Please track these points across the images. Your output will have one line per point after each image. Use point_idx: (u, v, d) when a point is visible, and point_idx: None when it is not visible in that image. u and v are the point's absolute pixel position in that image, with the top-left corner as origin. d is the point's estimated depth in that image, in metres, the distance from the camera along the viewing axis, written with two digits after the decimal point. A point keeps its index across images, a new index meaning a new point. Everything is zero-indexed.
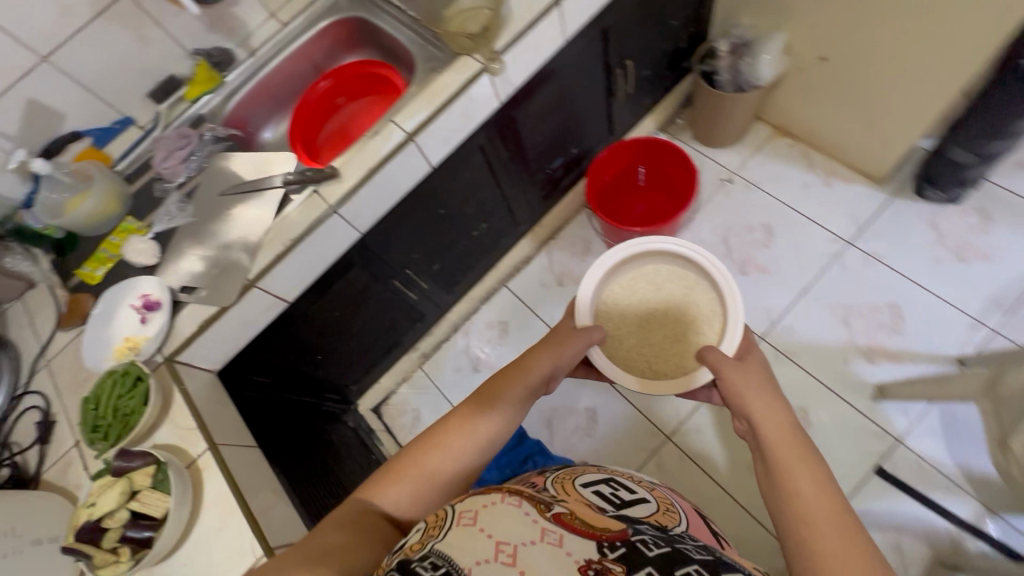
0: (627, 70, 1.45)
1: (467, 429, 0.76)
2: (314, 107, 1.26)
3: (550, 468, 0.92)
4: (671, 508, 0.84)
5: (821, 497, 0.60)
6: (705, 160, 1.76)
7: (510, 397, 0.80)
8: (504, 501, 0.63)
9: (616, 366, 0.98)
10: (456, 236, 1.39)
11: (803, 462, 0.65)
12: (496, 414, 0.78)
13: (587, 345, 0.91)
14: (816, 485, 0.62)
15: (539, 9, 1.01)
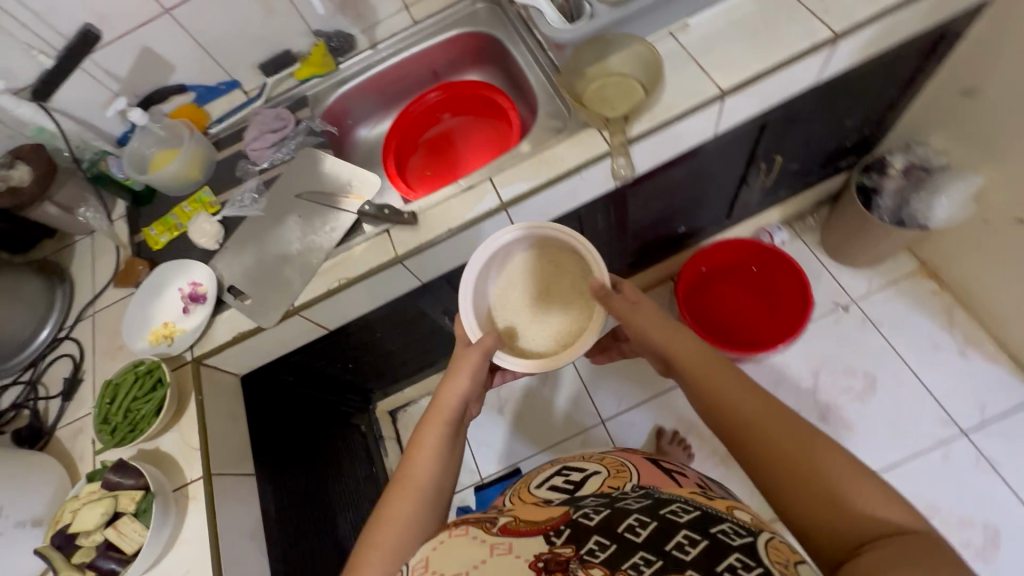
0: (771, 163, 1.24)
1: (410, 490, 0.74)
2: (419, 116, 1.16)
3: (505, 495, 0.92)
4: (621, 467, 0.86)
5: (756, 415, 0.62)
6: (823, 274, 1.53)
7: (432, 438, 0.80)
8: (454, 535, 0.62)
9: (530, 358, 0.86)
10: None
11: (741, 388, 0.65)
12: (427, 455, 0.78)
13: (485, 355, 0.81)
14: (749, 399, 0.64)
15: (697, 102, 0.85)
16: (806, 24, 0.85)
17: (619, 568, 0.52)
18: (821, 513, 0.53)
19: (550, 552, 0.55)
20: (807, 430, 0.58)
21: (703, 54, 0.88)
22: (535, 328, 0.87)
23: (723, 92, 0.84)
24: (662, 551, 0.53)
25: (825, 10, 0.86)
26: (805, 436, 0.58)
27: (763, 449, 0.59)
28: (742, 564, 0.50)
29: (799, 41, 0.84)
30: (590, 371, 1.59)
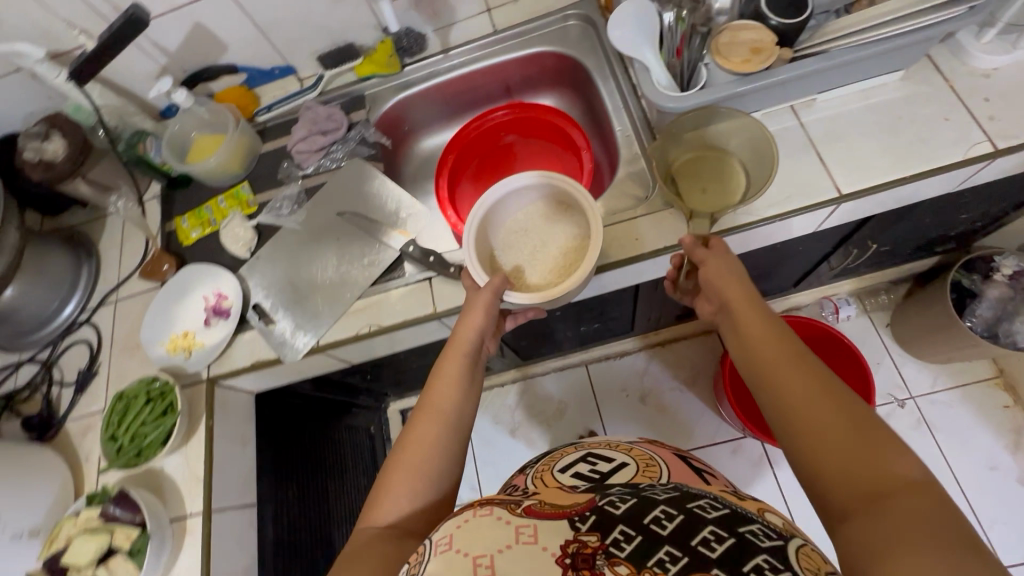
0: (861, 248, 1.11)
1: (432, 417, 0.66)
2: (483, 134, 1.05)
3: (531, 465, 0.83)
4: (650, 462, 0.76)
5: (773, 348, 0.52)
6: (884, 360, 1.40)
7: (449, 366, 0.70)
8: (477, 515, 0.54)
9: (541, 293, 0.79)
10: (561, 329, 1.20)
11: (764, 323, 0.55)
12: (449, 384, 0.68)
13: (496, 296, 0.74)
14: (772, 333, 0.54)
15: (809, 201, 0.73)
16: (962, 129, 0.71)
17: (646, 566, 0.47)
18: (830, 472, 0.43)
19: (577, 543, 0.50)
20: (832, 379, 0.48)
21: (827, 142, 0.74)
22: (535, 272, 0.82)
23: (842, 197, 0.72)
24: (688, 547, 0.48)
25: (988, 115, 0.71)
26: (832, 390, 0.47)
27: (776, 393, 0.50)
28: (771, 565, 0.45)
29: (950, 150, 0.70)
30: (610, 411, 1.52)
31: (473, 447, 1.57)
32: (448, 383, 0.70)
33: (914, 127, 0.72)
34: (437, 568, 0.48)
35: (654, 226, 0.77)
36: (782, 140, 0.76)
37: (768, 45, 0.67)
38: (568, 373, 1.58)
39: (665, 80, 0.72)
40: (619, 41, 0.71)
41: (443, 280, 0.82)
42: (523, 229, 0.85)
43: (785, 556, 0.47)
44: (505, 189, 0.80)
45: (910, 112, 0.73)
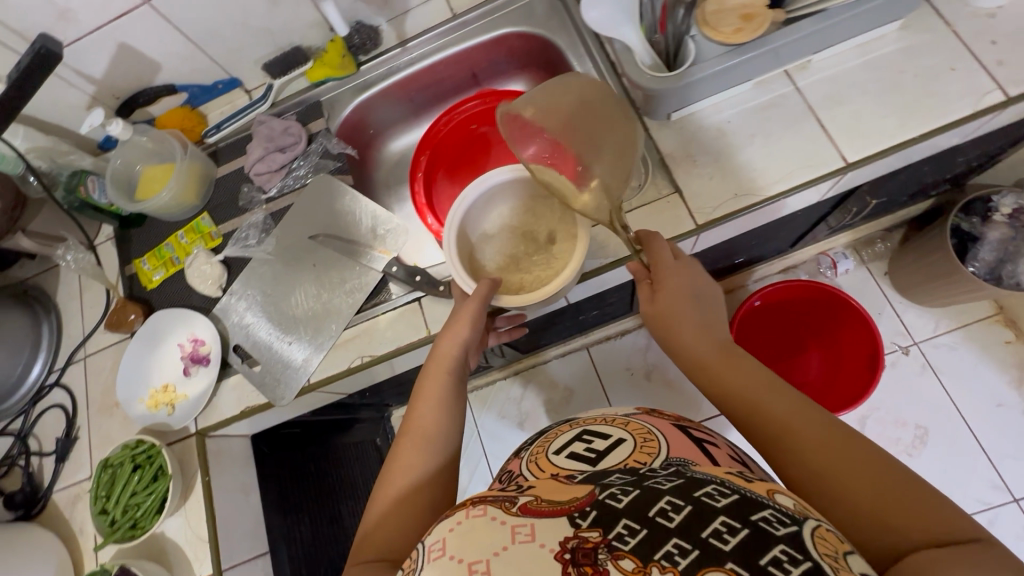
0: (857, 204, 1.08)
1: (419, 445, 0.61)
2: (449, 134, 0.97)
3: (528, 444, 0.72)
4: (647, 433, 0.64)
5: (760, 392, 0.51)
6: (886, 310, 1.39)
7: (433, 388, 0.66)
8: (470, 515, 0.44)
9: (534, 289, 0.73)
10: (559, 320, 1.16)
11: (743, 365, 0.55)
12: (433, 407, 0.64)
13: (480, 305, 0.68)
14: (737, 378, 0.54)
15: (813, 174, 0.68)
16: (971, 79, 0.66)
17: (653, 559, 0.37)
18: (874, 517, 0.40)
19: (577, 538, 0.40)
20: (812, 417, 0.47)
21: (828, 107, 0.69)
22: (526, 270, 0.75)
23: (849, 165, 0.67)
24: (697, 538, 0.38)
25: (998, 60, 0.65)
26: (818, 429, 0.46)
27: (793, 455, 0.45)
28: (790, 556, 0.35)
29: (959, 103, 0.65)
30: (617, 392, 1.50)
31: (483, 443, 1.55)
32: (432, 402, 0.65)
33: (919, 81, 0.67)
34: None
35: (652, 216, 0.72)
36: (777, 110, 0.70)
37: (760, 9, 0.62)
38: (570, 358, 1.55)
39: (649, 61, 0.67)
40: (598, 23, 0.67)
41: (432, 299, 0.77)
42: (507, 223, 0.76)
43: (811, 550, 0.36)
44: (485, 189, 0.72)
45: (914, 65, 0.68)
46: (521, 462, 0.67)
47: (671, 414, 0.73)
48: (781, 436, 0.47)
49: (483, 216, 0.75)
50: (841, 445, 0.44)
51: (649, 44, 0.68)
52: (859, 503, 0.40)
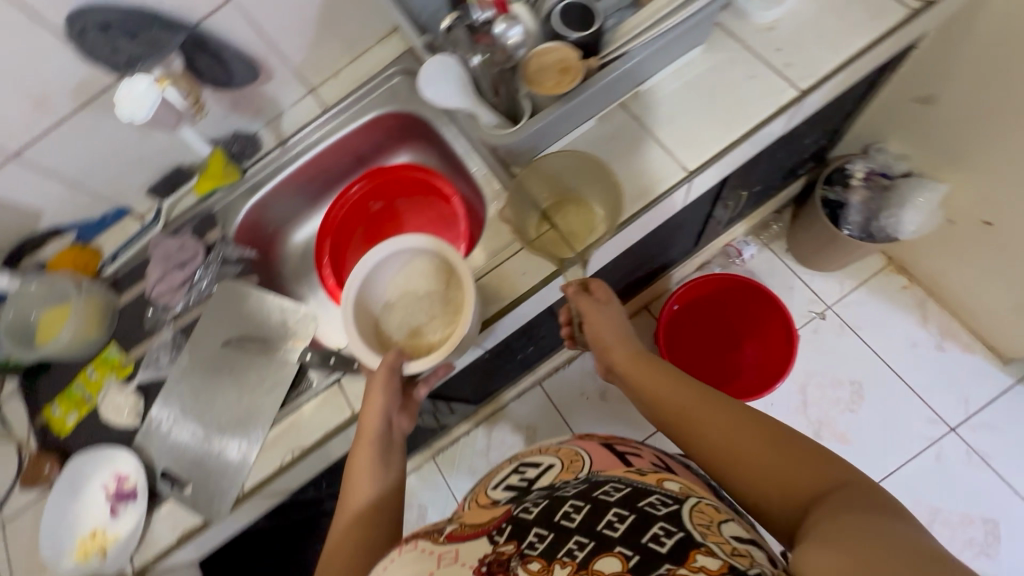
0: (735, 197, 1.19)
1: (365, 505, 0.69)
2: (346, 217, 0.99)
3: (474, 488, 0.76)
4: (574, 454, 0.71)
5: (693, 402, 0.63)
6: (796, 283, 1.50)
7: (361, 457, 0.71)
8: (403, 551, 0.53)
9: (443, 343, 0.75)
10: (498, 364, 1.19)
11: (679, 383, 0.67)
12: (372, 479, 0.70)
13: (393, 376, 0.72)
14: (673, 390, 0.66)
15: (664, 187, 0.76)
16: (768, 82, 0.76)
17: (556, 557, 0.46)
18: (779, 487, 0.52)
19: (495, 554, 0.49)
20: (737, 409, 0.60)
21: (662, 127, 0.78)
22: (434, 328, 0.78)
23: (691, 173, 0.75)
24: (593, 533, 0.48)
25: (786, 62, 0.77)
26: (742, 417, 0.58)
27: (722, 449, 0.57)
28: (665, 531, 0.45)
29: (764, 103, 0.76)
30: (578, 418, 1.52)
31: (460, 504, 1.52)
32: (365, 471, 0.71)
33: (729, 92, 0.78)
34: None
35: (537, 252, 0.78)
36: (622, 139, 0.79)
37: (574, 62, 0.68)
38: (526, 397, 1.57)
39: (496, 120, 0.71)
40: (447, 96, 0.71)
41: (351, 377, 0.78)
42: (405, 287, 0.78)
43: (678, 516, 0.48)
44: (375, 262, 0.75)
45: (722, 78, 0.78)
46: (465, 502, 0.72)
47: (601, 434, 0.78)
48: (711, 444, 0.59)
49: (382, 286, 0.78)
50: (759, 433, 0.56)
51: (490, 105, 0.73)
52: (772, 479, 0.53)
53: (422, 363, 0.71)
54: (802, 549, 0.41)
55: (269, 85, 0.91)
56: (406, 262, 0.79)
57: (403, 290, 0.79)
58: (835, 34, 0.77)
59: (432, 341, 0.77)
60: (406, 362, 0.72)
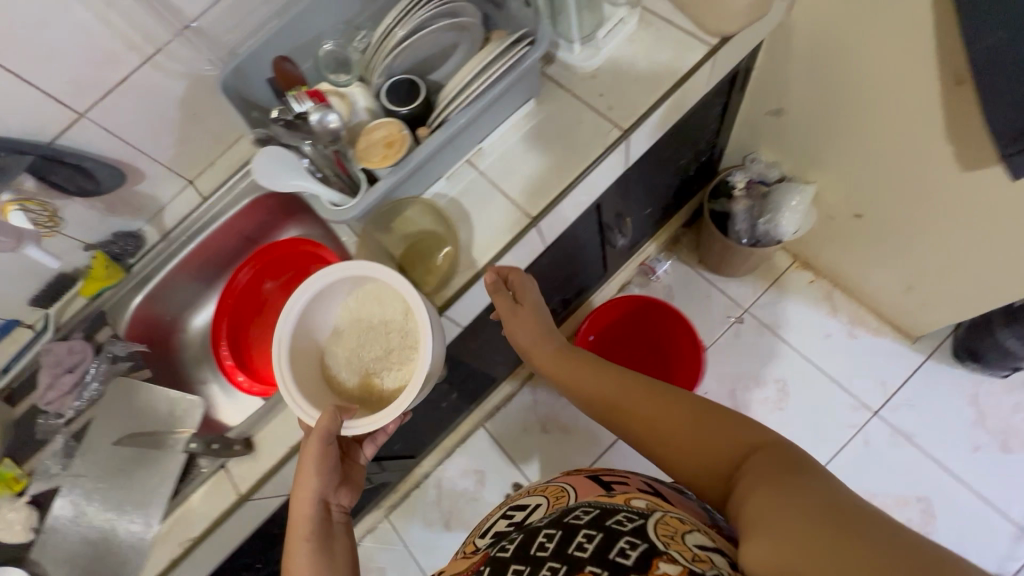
0: (624, 223, 1.24)
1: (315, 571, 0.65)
2: (242, 296, 1.02)
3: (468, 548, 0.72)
4: (553, 484, 0.69)
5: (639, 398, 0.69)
6: (712, 291, 1.55)
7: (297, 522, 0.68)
8: None
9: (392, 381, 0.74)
10: (420, 416, 1.21)
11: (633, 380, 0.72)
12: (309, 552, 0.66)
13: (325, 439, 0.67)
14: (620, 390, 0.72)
15: (512, 234, 0.80)
16: (594, 125, 0.83)
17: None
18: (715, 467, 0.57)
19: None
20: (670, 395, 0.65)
21: (506, 179, 0.83)
22: (384, 370, 0.75)
23: (534, 218, 0.80)
24: (564, 556, 0.48)
25: (608, 106, 0.83)
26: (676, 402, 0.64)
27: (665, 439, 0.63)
28: (627, 543, 0.47)
29: (592, 146, 0.82)
30: (523, 455, 1.52)
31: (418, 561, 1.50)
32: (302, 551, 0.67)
33: (562, 139, 0.83)
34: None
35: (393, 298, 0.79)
36: (471, 194, 0.84)
37: (397, 136, 0.73)
38: (471, 441, 1.57)
39: (337, 193, 0.74)
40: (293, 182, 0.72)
41: (235, 460, 0.79)
42: (357, 316, 0.77)
43: (645, 532, 0.47)
44: (310, 300, 0.74)
45: (554, 127, 0.84)
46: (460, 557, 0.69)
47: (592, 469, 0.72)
48: (651, 431, 0.65)
49: (321, 321, 0.77)
50: (695, 416, 0.61)
51: (329, 184, 0.75)
52: (709, 460, 0.58)
53: (363, 423, 0.68)
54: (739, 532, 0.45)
55: (143, 184, 0.95)
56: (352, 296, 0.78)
57: (353, 335, 0.78)
58: (647, 76, 0.84)
59: (385, 385, 0.75)
60: (344, 425, 0.68)
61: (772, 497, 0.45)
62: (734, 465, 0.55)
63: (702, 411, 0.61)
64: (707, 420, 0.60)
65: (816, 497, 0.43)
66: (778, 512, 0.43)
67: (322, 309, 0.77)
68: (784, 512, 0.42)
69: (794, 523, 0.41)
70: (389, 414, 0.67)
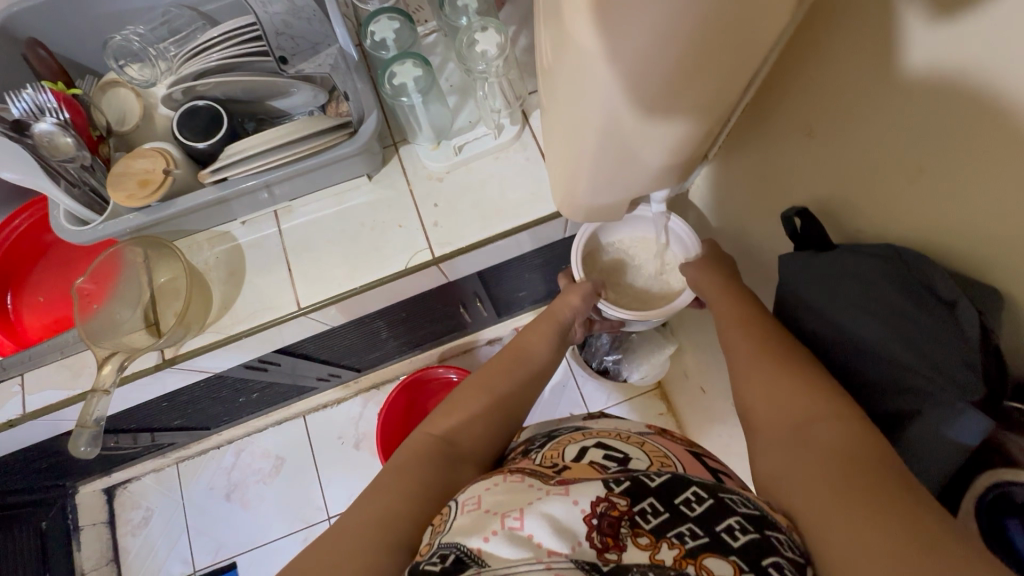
0: (489, 300, 1.15)
1: (539, 339, 0.74)
2: (21, 236, 0.90)
3: (536, 444, 0.58)
4: (664, 455, 0.54)
5: (954, 179, 0.41)
6: (569, 384, 1.40)
7: (543, 330, 0.75)
8: (507, 479, 0.48)
9: (636, 300, 0.88)
10: (207, 406, 1.14)
11: (801, 388, 0.50)
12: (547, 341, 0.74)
13: (592, 297, 0.81)
14: (943, 171, 0.42)
15: (269, 318, 0.73)
16: (411, 236, 0.74)
17: (665, 535, 0.42)
18: (832, 466, 0.42)
19: (607, 502, 0.44)
20: (807, 362, 0.52)
21: (297, 253, 0.74)
22: (635, 295, 0.88)
23: (301, 310, 0.73)
24: (710, 529, 0.41)
25: (434, 221, 0.74)
26: (805, 371, 0.51)
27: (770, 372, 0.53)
28: (794, 566, 0.38)
29: (396, 257, 0.74)
30: (325, 463, 1.45)
31: (182, 515, 1.43)
32: (540, 334, 0.75)
33: (372, 235, 0.74)
34: (461, 524, 0.43)
35: (110, 330, 0.72)
36: (258, 251, 0.75)
37: (156, 176, 0.64)
38: (285, 428, 1.49)
39: (80, 206, 0.63)
40: (20, 185, 0.60)
41: None
42: (634, 252, 0.89)
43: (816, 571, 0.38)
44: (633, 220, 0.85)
45: (373, 219, 0.75)
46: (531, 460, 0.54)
47: (685, 438, 0.62)
48: (760, 327, 0.59)
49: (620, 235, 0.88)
50: (820, 399, 0.48)
51: (72, 195, 0.63)
52: (826, 461, 0.43)
53: (621, 310, 0.81)
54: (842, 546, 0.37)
55: None
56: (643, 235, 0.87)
57: (635, 258, 0.89)
58: (488, 207, 0.74)
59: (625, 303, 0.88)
60: (600, 300, 0.81)
61: (865, 520, 0.37)
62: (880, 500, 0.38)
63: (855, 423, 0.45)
64: (835, 388, 0.49)
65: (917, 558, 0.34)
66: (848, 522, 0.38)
67: (626, 231, 0.88)
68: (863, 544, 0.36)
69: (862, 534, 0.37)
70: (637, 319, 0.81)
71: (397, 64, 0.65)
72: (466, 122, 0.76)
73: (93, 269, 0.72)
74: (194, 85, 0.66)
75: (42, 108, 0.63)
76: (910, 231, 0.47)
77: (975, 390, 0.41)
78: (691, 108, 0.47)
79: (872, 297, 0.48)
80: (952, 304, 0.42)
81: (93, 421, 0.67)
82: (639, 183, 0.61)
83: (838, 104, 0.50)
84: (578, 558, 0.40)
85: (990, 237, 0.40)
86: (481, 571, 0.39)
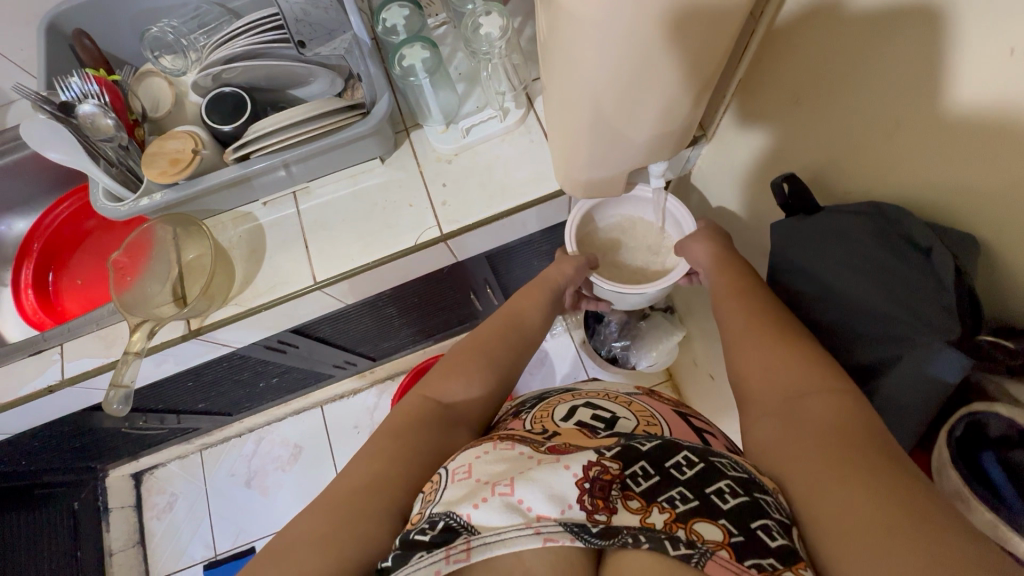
0: (498, 287, 1.18)
1: (541, 313, 0.77)
2: (62, 223, 0.97)
3: (527, 406, 0.64)
4: (650, 415, 0.61)
5: (932, 129, 0.43)
6: (580, 375, 1.41)
7: (545, 304, 0.78)
8: (498, 447, 0.50)
9: (625, 277, 0.90)
10: (229, 389, 1.19)
11: (786, 358, 0.52)
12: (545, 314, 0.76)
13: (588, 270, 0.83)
14: (921, 121, 0.43)
15: (287, 292, 0.77)
16: (420, 215, 0.78)
17: (656, 500, 0.43)
18: (820, 436, 0.44)
19: (600, 466, 0.45)
20: (794, 332, 0.54)
21: (314, 231, 0.79)
22: (625, 273, 0.90)
23: (317, 284, 0.77)
24: (700, 492, 0.43)
25: (443, 200, 0.78)
26: (794, 341, 0.53)
27: (760, 341, 0.55)
28: (782, 527, 0.40)
29: (406, 235, 0.77)
30: (341, 451, 1.49)
31: (205, 499, 1.49)
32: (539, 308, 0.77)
33: (384, 213, 0.78)
34: (453, 495, 0.44)
35: (142, 303, 0.77)
36: (277, 230, 0.79)
37: (186, 155, 0.69)
38: (303, 417, 1.53)
39: (115, 183, 0.68)
40: (65, 165, 0.66)
41: None
42: (627, 230, 0.91)
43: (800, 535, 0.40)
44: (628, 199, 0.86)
45: (384, 198, 0.79)
46: (522, 420, 0.59)
47: (673, 399, 0.69)
48: (750, 298, 0.60)
49: (613, 213, 0.90)
50: (809, 370, 0.50)
51: (107, 172, 0.68)
52: (814, 431, 0.44)
53: (610, 284, 0.82)
54: (830, 510, 0.39)
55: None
56: (635, 215, 0.90)
57: (627, 237, 0.91)
58: (494, 186, 0.78)
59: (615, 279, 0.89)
60: (592, 274, 0.83)
61: (854, 486, 0.39)
62: (867, 468, 0.39)
63: (841, 392, 0.47)
64: (823, 360, 0.50)
65: (898, 517, 0.36)
66: (839, 490, 0.39)
67: (619, 209, 0.89)
68: (850, 509, 0.38)
69: (852, 502, 0.38)
70: (626, 293, 0.83)
71: (407, 47, 0.71)
72: (474, 107, 0.79)
73: (128, 243, 0.77)
74: (221, 72, 0.72)
75: (87, 94, 0.69)
76: (893, 186, 0.49)
77: (948, 330, 0.43)
78: (678, 69, 0.50)
79: (858, 256, 0.50)
80: (928, 251, 0.44)
81: (126, 380, 0.72)
82: (634, 155, 0.63)
83: (824, 70, 0.52)
84: (568, 521, 0.42)
85: (967, 186, 0.42)
86: (473, 538, 0.40)
